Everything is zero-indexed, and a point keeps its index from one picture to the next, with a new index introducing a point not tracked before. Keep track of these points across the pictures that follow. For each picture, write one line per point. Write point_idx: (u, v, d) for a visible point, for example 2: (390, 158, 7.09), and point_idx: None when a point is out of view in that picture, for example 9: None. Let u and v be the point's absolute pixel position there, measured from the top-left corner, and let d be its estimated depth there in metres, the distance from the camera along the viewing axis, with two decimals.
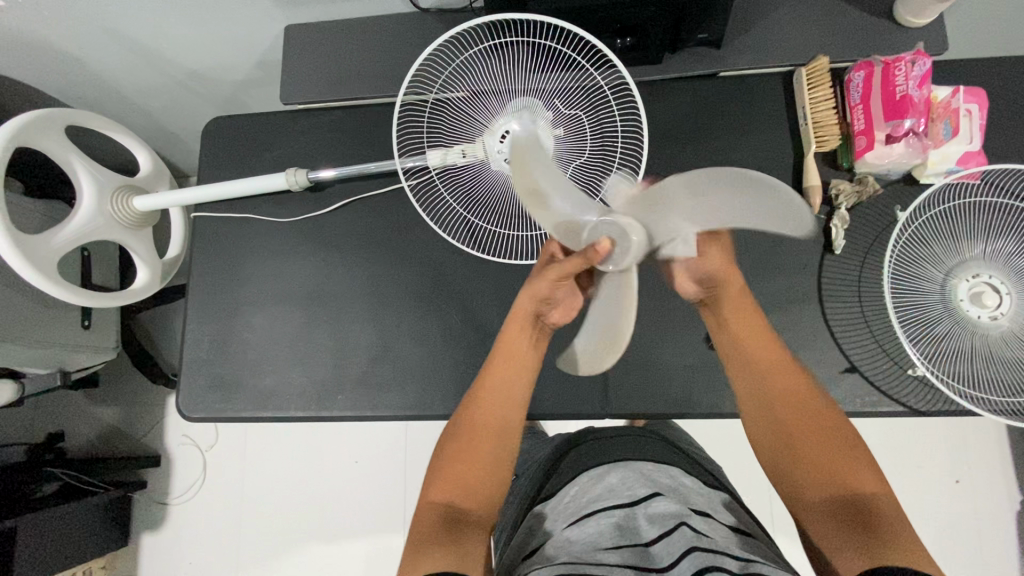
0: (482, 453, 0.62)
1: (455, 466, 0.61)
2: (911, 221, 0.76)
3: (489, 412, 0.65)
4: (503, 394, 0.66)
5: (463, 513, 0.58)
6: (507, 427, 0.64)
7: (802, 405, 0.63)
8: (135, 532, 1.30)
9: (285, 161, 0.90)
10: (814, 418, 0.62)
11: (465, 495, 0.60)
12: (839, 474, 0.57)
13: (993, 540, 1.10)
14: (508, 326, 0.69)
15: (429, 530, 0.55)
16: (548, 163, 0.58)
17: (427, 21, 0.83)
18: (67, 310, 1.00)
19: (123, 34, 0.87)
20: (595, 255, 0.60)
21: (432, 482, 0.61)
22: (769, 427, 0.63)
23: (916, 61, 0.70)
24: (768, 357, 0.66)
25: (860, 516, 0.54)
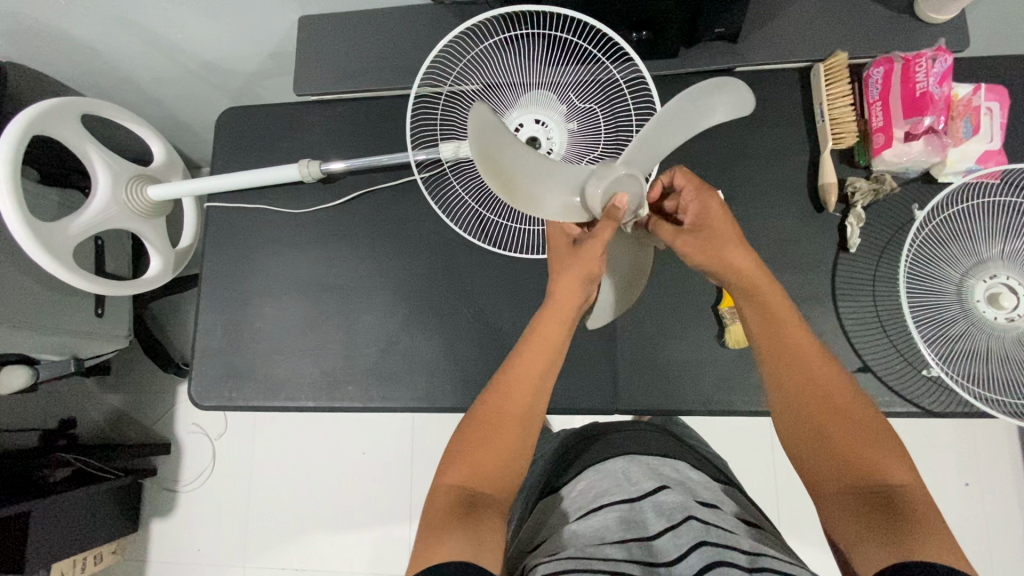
0: (507, 436, 0.59)
1: (478, 447, 0.58)
2: (928, 221, 0.75)
3: (514, 394, 0.61)
4: (531, 380, 0.62)
5: (481, 496, 0.56)
6: (531, 413, 0.61)
7: (826, 392, 0.58)
8: (145, 517, 1.31)
9: (298, 152, 0.90)
10: (836, 398, 0.57)
11: (485, 478, 0.57)
12: (867, 463, 0.53)
13: (1002, 543, 1.09)
14: (545, 316, 0.65)
15: (448, 515, 0.53)
16: (510, 141, 0.55)
17: (442, 12, 0.83)
18: (81, 298, 1.01)
19: (139, 24, 0.87)
20: (617, 212, 0.62)
21: (450, 463, 0.58)
22: (790, 416, 0.59)
23: (936, 58, 0.69)
24: (788, 335, 0.61)
25: (887, 505, 0.50)
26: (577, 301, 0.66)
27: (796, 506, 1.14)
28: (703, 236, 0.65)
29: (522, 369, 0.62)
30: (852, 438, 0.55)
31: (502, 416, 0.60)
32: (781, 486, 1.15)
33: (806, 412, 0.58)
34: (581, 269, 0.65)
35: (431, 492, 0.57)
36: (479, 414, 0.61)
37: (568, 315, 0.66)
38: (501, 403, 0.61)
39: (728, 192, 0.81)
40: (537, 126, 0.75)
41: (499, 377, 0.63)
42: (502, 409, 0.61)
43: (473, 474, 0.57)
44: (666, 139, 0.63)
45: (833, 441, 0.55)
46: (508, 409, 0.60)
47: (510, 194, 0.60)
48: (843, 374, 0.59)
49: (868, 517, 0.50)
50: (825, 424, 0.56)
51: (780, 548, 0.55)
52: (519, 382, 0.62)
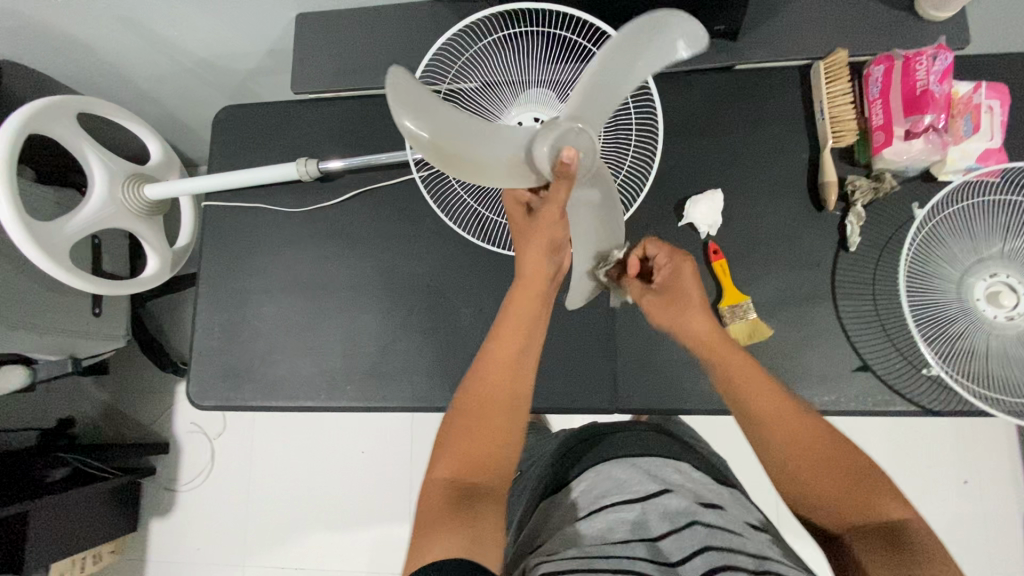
0: (498, 424, 0.60)
1: (468, 437, 0.59)
2: (928, 219, 0.75)
3: (495, 376, 0.63)
4: (507, 361, 0.64)
5: (476, 487, 0.56)
6: (518, 395, 0.62)
7: (800, 428, 0.61)
8: (144, 517, 1.31)
9: (295, 151, 0.90)
10: (818, 444, 0.59)
11: (479, 470, 0.57)
12: (861, 498, 0.55)
13: (1001, 540, 1.10)
14: (518, 291, 0.68)
15: (445, 508, 0.53)
16: (432, 97, 0.53)
17: (440, 10, 0.82)
18: (79, 298, 1.01)
19: (135, 22, 0.86)
20: (567, 169, 0.58)
21: (440, 458, 0.58)
22: (775, 464, 0.60)
23: (937, 55, 0.69)
24: (765, 393, 0.65)
25: (891, 537, 0.51)
26: (545, 272, 0.68)
27: None
28: (666, 296, 0.74)
29: (498, 349, 0.64)
30: (844, 478, 0.56)
31: (490, 403, 0.61)
32: None
33: (798, 464, 0.59)
34: (543, 241, 0.66)
35: (426, 487, 0.57)
36: (466, 404, 0.61)
37: (540, 288, 0.68)
38: (481, 388, 0.62)
39: (728, 190, 0.80)
40: (537, 124, 0.73)
41: (478, 360, 0.65)
42: (484, 392, 0.62)
43: (462, 466, 0.57)
44: (610, 92, 0.62)
45: (829, 479, 0.57)
46: (493, 393, 0.62)
47: (445, 164, 0.56)
48: (818, 420, 0.62)
49: (878, 549, 0.51)
50: (815, 470, 0.58)
51: (783, 552, 0.55)
52: (497, 361, 0.64)
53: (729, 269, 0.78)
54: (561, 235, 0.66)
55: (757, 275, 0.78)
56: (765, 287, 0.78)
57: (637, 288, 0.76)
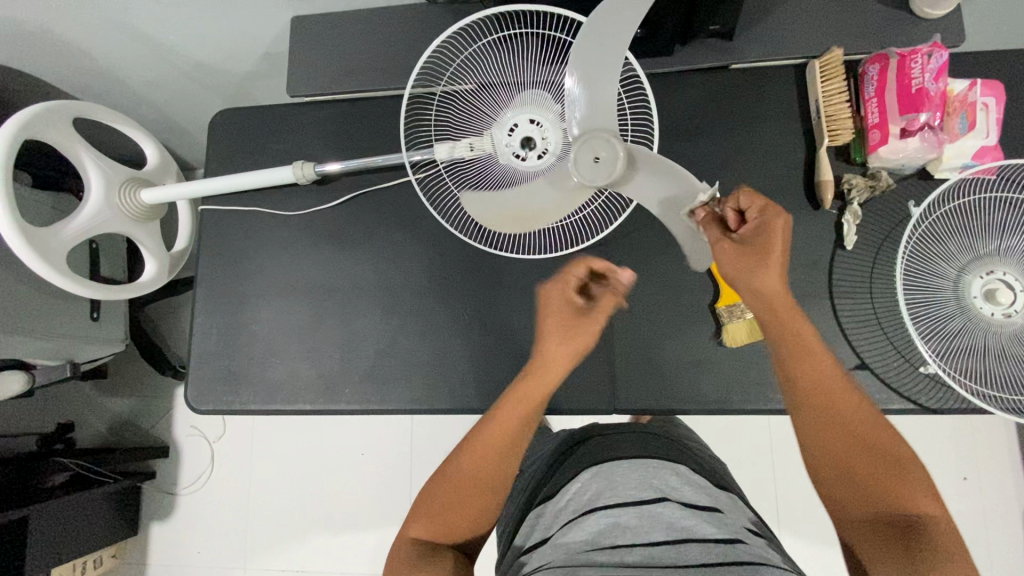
0: (479, 492, 0.62)
1: (441, 507, 0.61)
2: (924, 218, 0.75)
3: (490, 443, 0.63)
4: (493, 444, 0.63)
5: (442, 547, 0.61)
6: (498, 476, 0.63)
7: (848, 412, 0.59)
8: (144, 521, 1.31)
9: (292, 154, 0.90)
10: (857, 426, 0.59)
11: (452, 531, 0.61)
12: (889, 491, 0.56)
13: (1001, 537, 1.10)
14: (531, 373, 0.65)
15: (410, 564, 0.58)
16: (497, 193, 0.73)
17: (436, 12, 0.82)
18: (76, 303, 1.01)
19: (130, 26, 0.86)
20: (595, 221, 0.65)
21: (412, 516, 0.62)
22: (819, 439, 0.59)
23: (932, 53, 0.69)
24: (814, 369, 0.61)
25: (910, 534, 0.53)
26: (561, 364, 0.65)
27: (796, 503, 1.14)
28: (745, 250, 0.61)
29: (500, 421, 0.63)
30: (880, 471, 0.57)
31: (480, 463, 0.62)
32: (778, 482, 1.15)
33: (834, 450, 0.59)
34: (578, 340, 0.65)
35: (396, 539, 0.61)
36: (445, 483, 0.62)
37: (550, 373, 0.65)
38: (461, 469, 0.62)
39: (725, 190, 0.80)
40: (531, 125, 0.74)
41: (466, 441, 0.64)
42: (466, 472, 0.62)
43: (435, 529, 0.61)
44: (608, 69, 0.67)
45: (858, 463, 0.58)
46: (469, 472, 0.62)
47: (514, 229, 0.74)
48: (862, 399, 0.61)
49: (893, 542, 0.54)
50: (850, 458, 0.58)
51: (781, 555, 0.56)
52: (496, 436, 0.63)
53: None
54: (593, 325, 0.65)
55: None
56: None
57: (716, 234, 0.64)
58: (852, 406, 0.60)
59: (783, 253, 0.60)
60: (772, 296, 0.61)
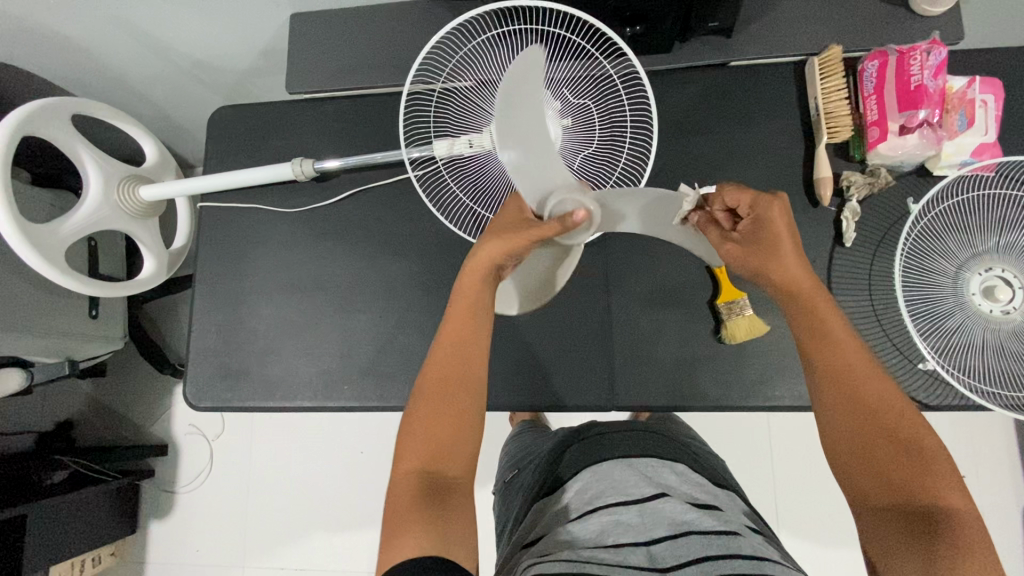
0: (455, 404, 0.57)
1: (426, 429, 0.56)
2: (922, 215, 0.75)
3: (450, 358, 0.59)
4: (462, 344, 0.60)
5: (444, 478, 0.54)
6: (474, 376, 0.59)
7: (872, 393, 0.53)
8: (143, 519, 1.31)
9: (291, 150, 0.90)
10: (881, 410, 0.52)
11: (445, 456, 0.55)
12: (913, 487, 0.49)
13: (999, 535, 1.10)
14: (467, 281, 0.62)
15: (412, 505, 0.51)
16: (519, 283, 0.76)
17: (435, 8, 0.82)
18: (75, 300, 1.01)
19: (129, 23, 0.86)
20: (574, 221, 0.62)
21: (404, 452, 0.55)
22: (841, 420, 0.53)
23: (931, 50, 0.69)
24: (832, 348, 0.56)
25: (930, 533, 0.47)
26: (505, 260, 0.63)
27: (794, 500, 1.15)
28: (750, 248, 0.60)
29: (450, 334, 0.60)
30: (905, 462, 0.50)
31: (447, 384, 0.58)
32: (778, 480, 1.15)
33: (856, 429, 0.52)
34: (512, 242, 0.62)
35: (391, 481, 0.54)
36: (421, 398, 0.58)
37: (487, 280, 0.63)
38: (438, 381, 0.58)
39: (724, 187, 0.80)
40: None
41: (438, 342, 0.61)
42: (443, 380, 0.58)
43: (429, 455, 0.55)
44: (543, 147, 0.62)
45: (881, 451, 0.51)
46: (451, 379, 0.58)
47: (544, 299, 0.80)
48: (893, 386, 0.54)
49: (912, 539, 0.47)
50: (870, 445, 0.51)
51: (779, 552, 0.56)
52: (453, 348, 0.59)
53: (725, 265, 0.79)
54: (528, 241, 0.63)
55: None
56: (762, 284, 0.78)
57: (716, 236, 0.65)
58: (879, 389, 0.53)
59: (794, 242, 0.59)
60: (789, 283, 0.59)
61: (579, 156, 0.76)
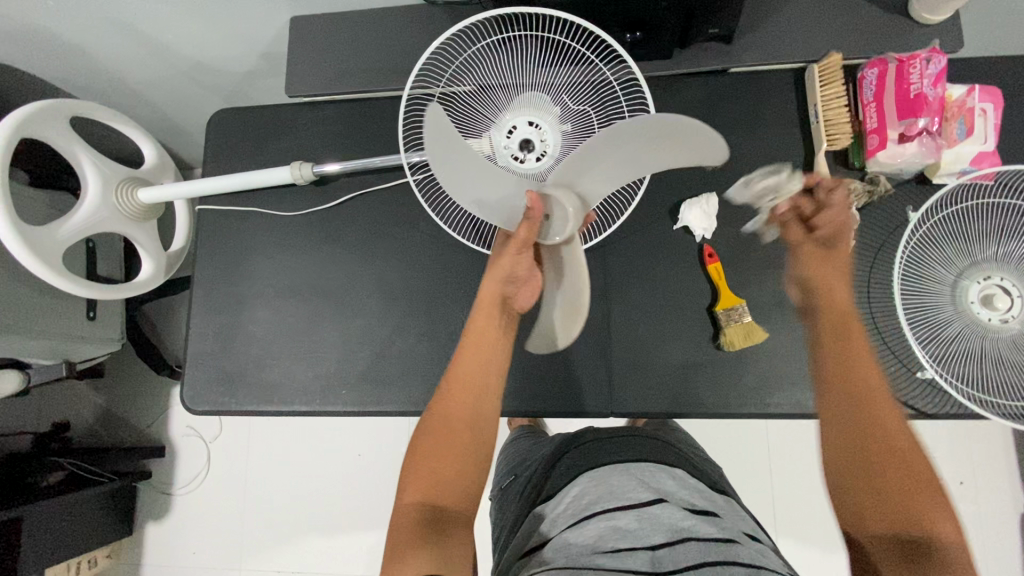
0: (457, 444, 0.62)
1: (431, 465, 0.60)
2: (922, 223, 0.75)
3: (456, 399, 0.65)
4: (467, 383, 0.66)
5: (444, 510, 0.58)
6: (480, 421, 0.64)
7: (882, 419, 0.57)
8: (139, 522, 1.31)
9: (290, 154, 0.90)
10: (892, 439, 0.56)
11: (446, 491, 0.59)
12: (916, 512, 0.51)
13: (995, 542, 1.10)
14: (476, 317, 0.69)
15: (413, 532, 0.55)
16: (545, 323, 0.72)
17: (435, 13, 0.82)
18: (72, 302, 1.01)
19: (129, 25, 0.86)
20: (531, 215, 0.64)
21: (406, 482, 0.60)
22: (848, 440, 0.57)
23: (930, 59, 0.68)
24: (858, 377, 0.60)
25: (926, 554, 0.49)
26: (494, 296, 0.70)
27: (792, 506, 1.14)
28: (829, 253, 0.69)
29: (459, 374, 0.66)
30: (904, 486, 0.53)
31: (450, 423, 0.63)
32: (776, 486, 1.15)
33: (865, 458, 0.55)
34: (499, 269, 0.69)
35: (393, 512, 0.58)
36: (427, 432, 0.63)
37: (493, 312, 0.70)
38: (445, 417, 0.63)
39: (723, 194, 0.80)
40: (530, 128, 0.74)
41: (444, 385, 0.66)
42: (449, 418, 0.63)
43: (429, 488, 0.59)
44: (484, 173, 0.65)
45: (884, 470, 0.54)
46: (457, 418, 0.63)
47: (571, 331, 0.69)
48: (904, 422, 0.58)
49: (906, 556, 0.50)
50: (874, 465, 0.55)
51: (777, 558, 0.56)
52: (459, 390, 0.65)
53: (724, 272, 0.79)
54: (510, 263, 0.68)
55: (753, 278, 0.79)
56: (762, 291, 0.78)
57: (799, 233, 0.71)
58: (892, 424, 0.57)
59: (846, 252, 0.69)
60: (828, 308, 0.66)
61: None
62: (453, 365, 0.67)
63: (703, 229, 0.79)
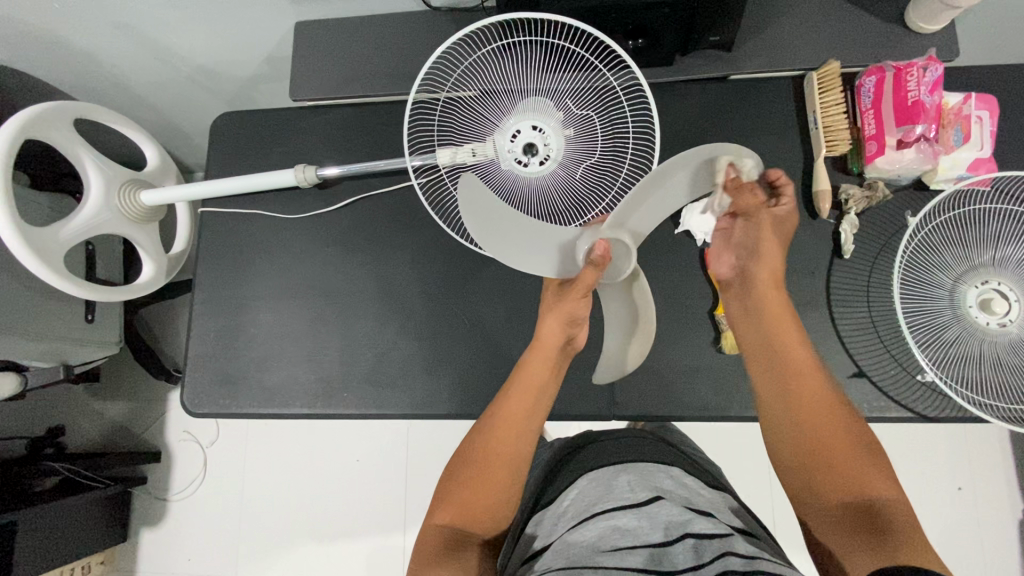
0: (494, 478, 0.64)
1: (466, 490, 0.63)
2: (919, 228, 0.76)
3: (501, 435, 0.66)
4: (518, 418, 0.67)
5: (467, 535, 0.61)
6: (519, 456, 0.66)
7: (815, 398, 0.66)
8: (134, 528, 1.29)
9: (293, 157, 0.90)
10: (823, 414, 0.65)
11: (474, 518, 0.61)
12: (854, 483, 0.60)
13: (994, 546, 1.10)
14: (532, 357, 0.71)
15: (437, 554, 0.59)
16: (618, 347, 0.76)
17: (438, 19, 0.83)
18: (71, 305, 1.00)
19: (133, 28, 0.86)
20: (600, 261, 0.68)
21: (439, 505, 0.63)
22: (788, 426, 0.66)
23: (927, 67, 0.70)
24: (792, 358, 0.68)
25: (875, 522, 0.57)
26: (556, 342, 0.71)
27: (791, 511, 1.15)
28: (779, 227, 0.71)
29: (507, 412, 0.67)
30: (839, 458, 0.62)
31: (492, 458, 0.65)
32: (775, 490, 1.15)
33: (809, 438, 0.64)
34: (563, 312, 0.71)
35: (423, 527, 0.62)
36: (469, 458, 0.66)
37: (550, 355, 0.71)
38: (488, 447, 0.66)
39: None
40: (533, 132, 0.75)
41: (491, 416, 0.68)
42: (491, 450, 0.65)
43: (459, 513, 0.61)
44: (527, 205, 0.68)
45: (818, 446, 0.63)
46: (498, 450, 0.65)
47: (647, 347, 0.75)
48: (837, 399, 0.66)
49: (860, 530, 0.57)
50: (817, 445, 0.63)
51: (770, 551, 0.57)
52: (503, 426, 0.67)
53: None
54: (579, 311, 0.71)
55: None
56: None
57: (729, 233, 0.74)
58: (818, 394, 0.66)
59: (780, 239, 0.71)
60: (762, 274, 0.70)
61: (582, 165, 0.77)
62: (505, 395, 0.69)
63: (704, 233, 0.79)
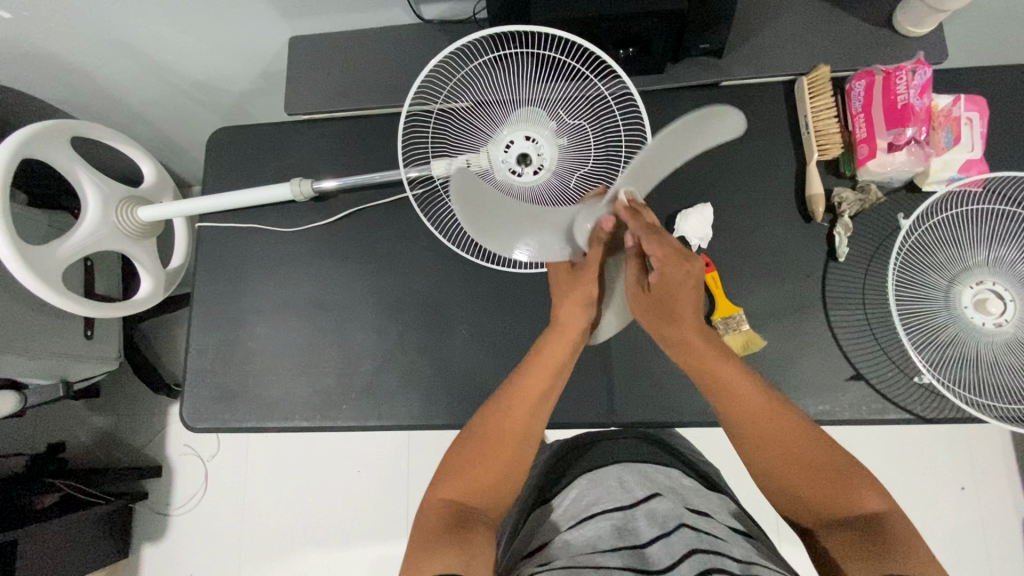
0: (500, 450, 0.62)
1: (472, 468, 0.61)
2: (912, 230, 0.77)
3: (515, 411, 0.64)
4: (531, 395, 0.65)
5: (469, 510, 0.58)
6: (529, 434, 0.64)
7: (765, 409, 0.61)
8: (135, 543, 1.29)
9: (290, 171, 0.91)
10: (779, 431, 0.60)
11: (477, 492, 0.60)
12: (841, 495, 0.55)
13: (1000, 547, 1.10)
14: (550, 338, 0.69)
15: (438, 530, 0.55)
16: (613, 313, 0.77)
17: (431, 31, 0.84)
18: (70, 321, 1.01)
19: (129, 46, 0.87)
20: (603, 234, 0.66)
21: (441, 479, 0.61)
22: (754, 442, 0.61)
23: (917, 70, 0.70)
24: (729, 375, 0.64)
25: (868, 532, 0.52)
26: (579, 323, 0.70)
27: None
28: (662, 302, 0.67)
29: (521, 389, 0.66)
30: (806, 475, 0.58)
31: (499, 431, 0.63)
32: None
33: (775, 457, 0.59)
34: (580, 295, 0.70)
35: (425, 504, 0.59)
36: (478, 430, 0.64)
37: (573, 337, 0.70)
38: (496, 423, 0.64)
39: (719, 203, 0.82)
40: (526, 142, 0.76)
41: (502, 395, 0.66)
42: (500, 423, 0.64)
43: (463, 489, 0.60)
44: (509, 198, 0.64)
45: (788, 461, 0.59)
46: (507, 427, 0.63)
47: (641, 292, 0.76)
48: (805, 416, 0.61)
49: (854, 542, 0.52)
50: (782, 460, 0.59)
51: (772, 555, 0.56)
52: (517, 405, 0.65)
53: (719, 280, 0.79)
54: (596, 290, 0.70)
55: (751, 285, 0.80)
56: (760, 298, 0.79)
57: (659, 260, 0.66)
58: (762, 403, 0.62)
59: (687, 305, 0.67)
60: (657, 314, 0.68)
61: (576, 174, 0.77)
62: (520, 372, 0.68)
63: (699, 238, 0.80)
